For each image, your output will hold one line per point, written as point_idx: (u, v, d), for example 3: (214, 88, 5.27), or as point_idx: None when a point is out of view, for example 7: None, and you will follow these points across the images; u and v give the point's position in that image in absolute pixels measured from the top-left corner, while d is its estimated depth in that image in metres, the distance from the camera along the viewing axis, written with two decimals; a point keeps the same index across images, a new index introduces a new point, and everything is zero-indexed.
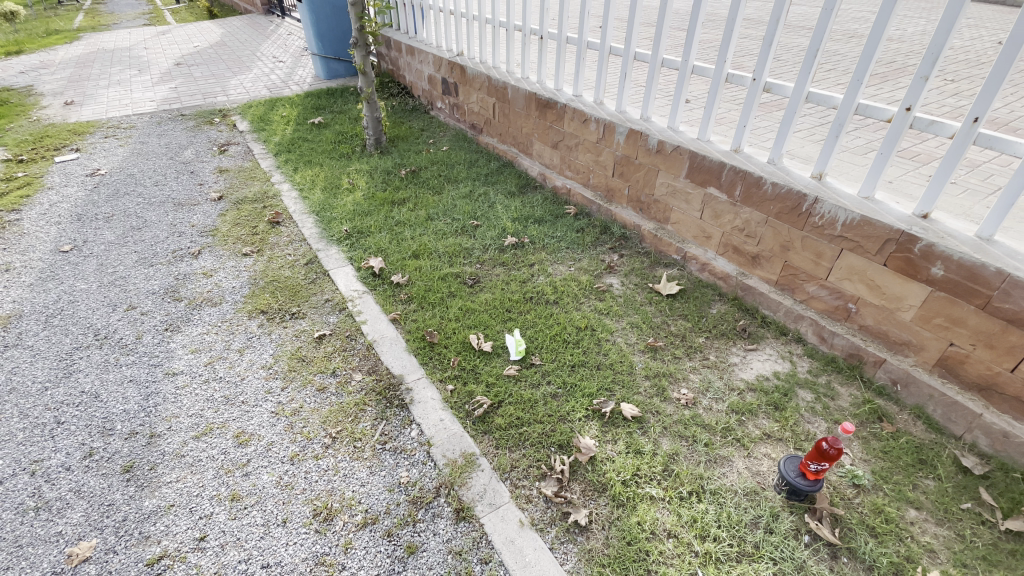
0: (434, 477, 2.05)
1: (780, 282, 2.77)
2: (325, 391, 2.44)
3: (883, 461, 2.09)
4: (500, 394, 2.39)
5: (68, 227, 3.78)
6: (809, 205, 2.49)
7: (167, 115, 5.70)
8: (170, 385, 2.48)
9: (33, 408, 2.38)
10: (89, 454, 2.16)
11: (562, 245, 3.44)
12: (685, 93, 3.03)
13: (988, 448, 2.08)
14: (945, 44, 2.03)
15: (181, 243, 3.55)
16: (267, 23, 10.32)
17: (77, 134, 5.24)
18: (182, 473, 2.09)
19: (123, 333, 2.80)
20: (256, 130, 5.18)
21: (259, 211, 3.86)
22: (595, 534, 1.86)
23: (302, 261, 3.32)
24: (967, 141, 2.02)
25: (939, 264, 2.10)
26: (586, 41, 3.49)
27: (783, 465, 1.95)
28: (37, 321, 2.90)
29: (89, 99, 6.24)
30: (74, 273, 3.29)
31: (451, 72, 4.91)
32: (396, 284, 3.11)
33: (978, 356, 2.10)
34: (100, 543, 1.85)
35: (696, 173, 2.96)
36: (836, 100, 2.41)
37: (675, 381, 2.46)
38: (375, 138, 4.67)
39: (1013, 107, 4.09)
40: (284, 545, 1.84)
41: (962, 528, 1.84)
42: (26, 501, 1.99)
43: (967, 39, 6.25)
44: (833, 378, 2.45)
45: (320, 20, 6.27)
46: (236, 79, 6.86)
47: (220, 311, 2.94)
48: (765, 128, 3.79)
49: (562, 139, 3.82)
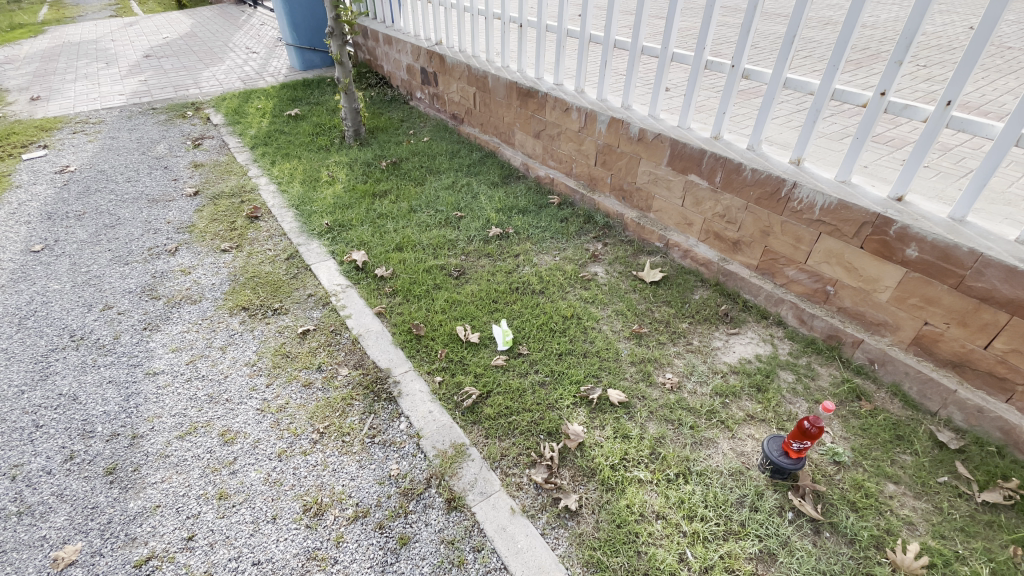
0: (424, 469, 2.05)
1: (760, 267, 2.82)
2: (311, 387, 2.41)
3: (862, 438, 2.15)
4: (488, 383, 2.39)
5: (39, 226, 3.66)
6: (787, 189, 2.53)
7: (138, 108, 5.54)
8: (151, 385, 2.43)
9: (10, 412, 2.31)
10: (70, 457, 2.12)
11: (546, 235, 3.44)
12: (665, 80, 3.03)
13: (963, 423, 2.15)
14: (918, 29, 2.06)
15: (157, 240, 3.46)
16: (238, 13, 10.05)
17: (44, 129, 5.06)
18: (167, 473, 2.05)
19: (101, 334, 2.73)
20: (231, 123, 5.05)
21: (237, 206, 3.78)
22: (585, 518, 1.89)
23: (283, 256, 3.27)
24: (941, 124, 2.06)
25: (913, 245, 2.16)
26: (566, 29, 3.46)
27: (767, 444, 1.99)
28: (9, 324, 2.81)
29: (56, 93, 6.03)
30: (46, 273, 3.19)
31: (430, 61, 4.84)
32: (380, 277, 3.08)
33: (952, 334, 2.17)
34: (85, 546, 1.82)
35: (677, 160, 2.98)
36: (813, 86, 2.44)
37: (660, 366, 2.50)
38: (354, 129, 4.59)
39: (983, 91, 4.19)
40: (275, 542, 1.83)
41: (939, 500, 1.91)
42: (7, 507, 1.95)
43: (937, 25, 6.37)
44: (814, 359, 2.50)
45: (294, 8, 6.12)
46: (209, 70, 6.68)
47: (200, 309, 2.88)
48: (745, 115, 3.83)
49: (544, 128, 3.81)
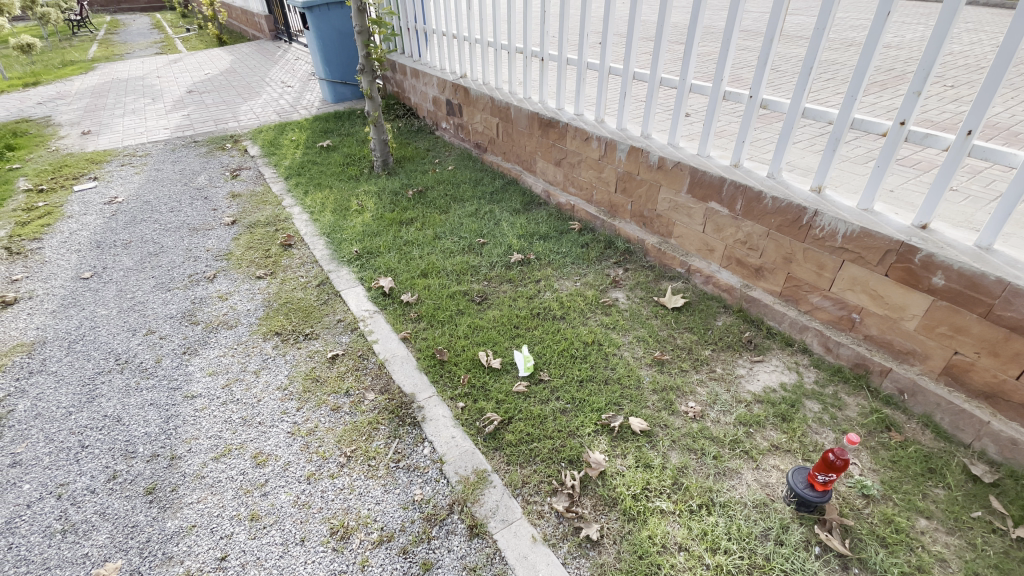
0: (447, 495, 2.09)
1: (784, 293, 2.80)
2: (339, 410, 2.49)
3: (891, 470, 2.10)
4: (510, 410, 2.43)
5: (88, 254, 3.90)
6: (809, 217, 2.54)
7: (181, 141, 5.87)
8: (188, 408, 2.55)
9: (58, 433, 2.45)
10: (112, 477, 2.23)
11: (567, 260, 3.49)
12: (684, 109, 3.08)
13: (997, 455, 2.09)
14: (936, 60, 2.07)
15: (197, 268, 3.65)
16: (274, 49, 10.62)
17: (94, 163, 5.40)
18: (203, 493, 2.15)
19: (143, 358, 2.88)
20: (266, 154, 5.32)
21: (272, 234, 3.96)
22: (607, 548, 1.89)
23: (314, 282, 3.40)
24: (962, 152, 2.05)
25: (940, 273, 2.13)
26: (586, 62, 3.56)
27: (791, 477, 1.97)
28: (59, 348, 3.00)
29: (105, 128, 6.43)
30: (94, 299, 3.39)
31: (455, 94, 5.02)
32: (406, 303, 3.18)
33: (983, 364, 2.12)
34: (125, 564, 1.91)
35: (697, 188, 3.02)
36: (831, 115, 2.46)
37: (683, 394, 2.49)
38: (382, 159, 4.77)
39: (1014, 112, 4.12)
40: (303, 564, 1.88)
41: (972, 536, 1.86)
42: (53, 525, 2.06)
43: (965, 45, 6.32)
44: (840, 388, 2.47)
45: (327, 45, 6.46)
46: (247, 105, 7.04)
47: (235, 334, 3.01)
48: (766, 140, 3.89)
49: (564, 157, 3.90)
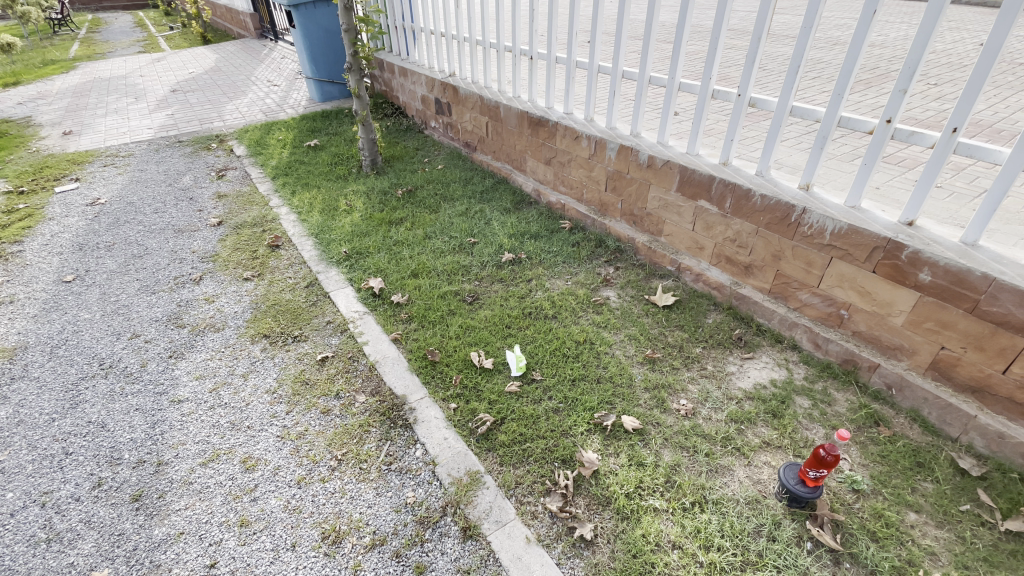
0: (440, 497, 2.08)
1: (773, 290, 2.82)
2: (329, 413, 2.47)
3: (881, 465, 2.12)
4: (502, 410, 2.42)
5: (71, 257, 3.82)
6: (797, 215, 2.56)
7: (165, 142, 5.78)
8: (175, 413, 2.51)
9: (41, 440, 2.40)
10: (97, 484, 2.19)
11: (558, 259, 3.49)
12: (673, 107, 3.08)
13: (984, 449, 2.12)
14: (921, 58, 2.09)
15: (183, 270, 3.59)
16: (260, 48, 10.50)
17: (76, 163, 5.30)
18: (191, 500, 2.11)
19: (129, 362, 2.82)
20: (253, 154, 5.25)
21: (259, 235, 3.91)
22: (601, 547, 1.89)
23: (303, 284, 3.36)
24: (948, 150, 2.07)
25: (926, 270, 2.16)
26: (575, 61, 3.55)
27: (784, 473, 1.98)
28: (42, 353, 2.93)
29: (86, 128, 6.31)
30: (76, 303, 3.32)
31: (444, 92, 5.00)
32: (396, 303, 3.15)
33: (969, 358, 2.14)
34: (111, 573, 1.87)
35: (687, 186, 3.02)
36: (819, 113, 2.47)
37: (674, 392, 2.50)
38: (371, 159, 4.73)
39: (996, 110, 4.18)
40: (294, 569, 1.86)
41: (961, 529, 1.88)
42: (37, 534, 2.01)
43: (947, 43, 6.41)
44: (830, 384, 2.49)
45: (313, 43, 6.39)
46: (232, 104, 6.95)
47: (223, 337, 2.97)
48: (754, 138, 3.92)
49: (554, 155, 3.89)
